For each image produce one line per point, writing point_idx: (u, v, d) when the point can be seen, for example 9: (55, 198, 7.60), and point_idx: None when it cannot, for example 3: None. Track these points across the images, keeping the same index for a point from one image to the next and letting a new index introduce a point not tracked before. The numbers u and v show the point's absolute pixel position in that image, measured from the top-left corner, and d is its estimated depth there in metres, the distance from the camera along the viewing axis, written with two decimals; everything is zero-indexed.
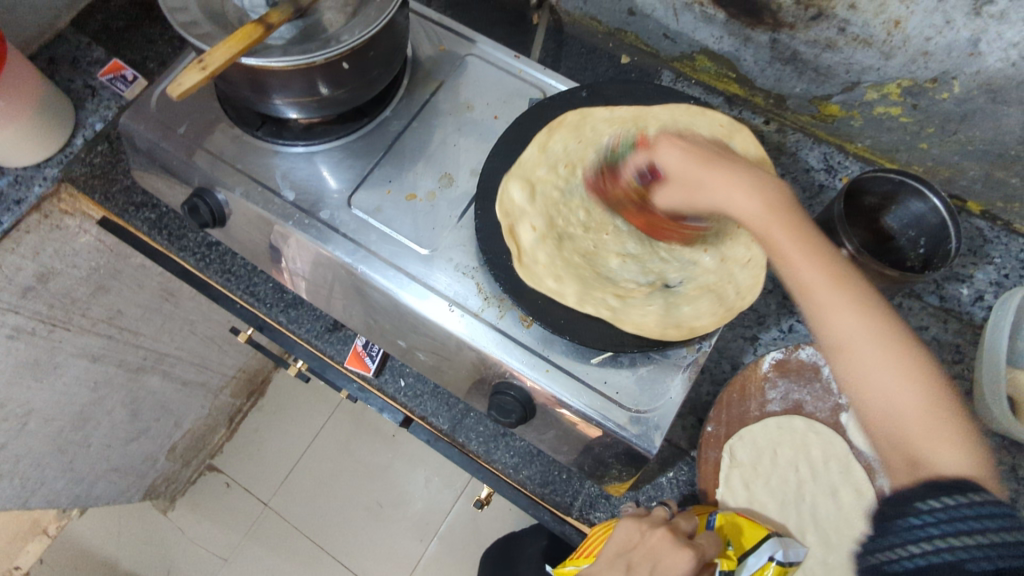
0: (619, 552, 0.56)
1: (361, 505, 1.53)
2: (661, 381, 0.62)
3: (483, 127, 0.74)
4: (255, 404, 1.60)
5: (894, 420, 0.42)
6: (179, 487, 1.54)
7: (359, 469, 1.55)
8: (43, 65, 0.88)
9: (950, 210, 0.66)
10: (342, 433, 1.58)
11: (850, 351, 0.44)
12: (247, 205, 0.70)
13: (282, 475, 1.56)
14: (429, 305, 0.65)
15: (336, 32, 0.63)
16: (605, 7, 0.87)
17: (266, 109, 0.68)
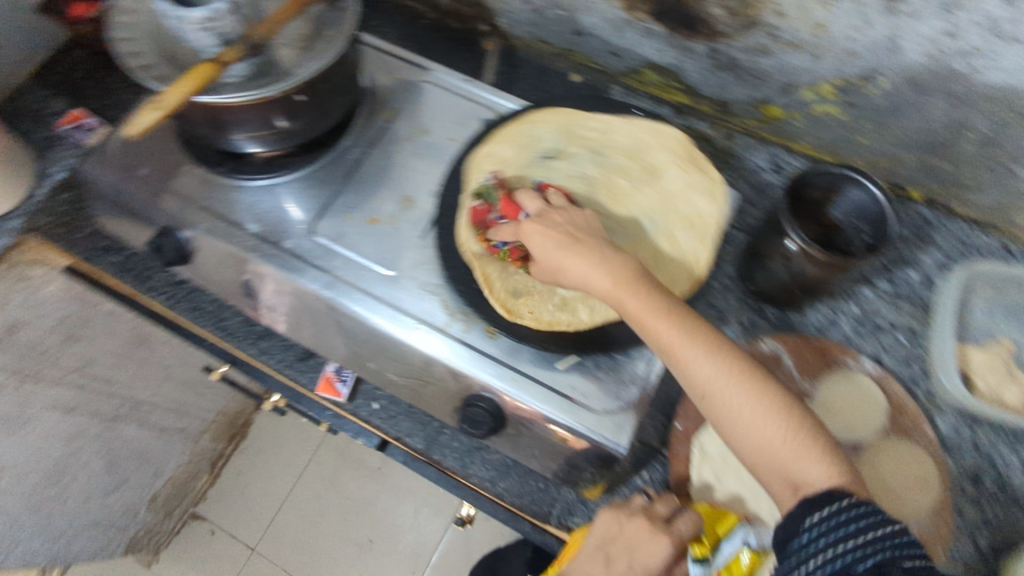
0: (599, 543, 0.59)
1: (351, 540, 1.50)
2: (628, 380, 0.64)
3: (440, 149, 0.76)
4: (238, 446, 1.58)
5: (778, 465, 0.52)
6: (162, 539, 1.49)
7: (347, 504, 1.53)
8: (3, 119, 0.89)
9: (887, 196, 0.69)
10: (327, 469, 1.56)
11: (736, 415, 0.53)
12: (211, 241, 0.71)
13: (268, 517, 1.54)
14: (396, 324, 0.66)
15: (291, 66, 0.65)
16: (551, 29, 0.91)
17: (225, 144, 0.70)
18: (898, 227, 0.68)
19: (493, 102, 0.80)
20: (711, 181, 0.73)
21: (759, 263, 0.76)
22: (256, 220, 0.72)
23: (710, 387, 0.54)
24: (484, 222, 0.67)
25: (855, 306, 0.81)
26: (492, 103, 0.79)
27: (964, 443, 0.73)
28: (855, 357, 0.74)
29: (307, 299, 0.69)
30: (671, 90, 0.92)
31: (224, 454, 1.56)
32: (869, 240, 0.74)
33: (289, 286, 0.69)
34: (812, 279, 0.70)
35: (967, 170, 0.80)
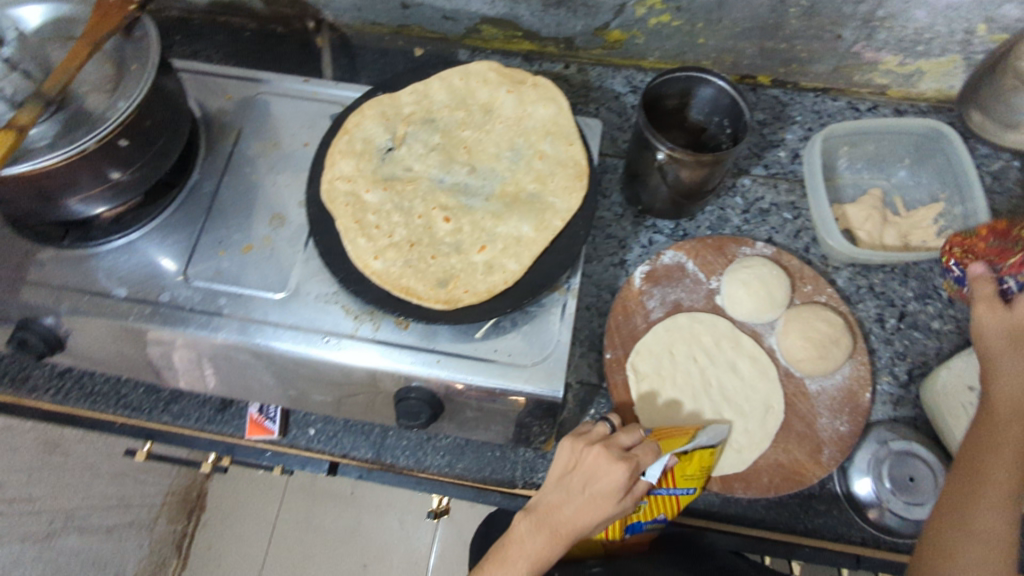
0: (562, 474, 0.59)
1: (345, 572, 1.47)
2: (546, 329, 0.65)
3: (297, 157, 0.73)
4: None
5: (967, 497, 0.55)
6: None
7: (330, 539, 1.49)
8: None
9: (734, 87, 0.72)
10: (299, 512, 1.51)
11: (1003, 444, 0.56)
12: (79, 319, 0.65)
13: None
14: (303, 345, 0.63)
15: (102, 112, 0.61)
16: (379, 9, 0.88)
17: (60, 215, 0.64)
18: (751, 111, 0.71)
19: (338, 96, 0.77)
20: (547, 90, 0.72)
21: (640, 182, 0.77)
22: (123, 283, 0.67)
23: (1001, 397, 0.58)
24: (362, 217, 0.65)
25: (738, 197, 0.84)
26: (338, 98, 0.77)
27: (862, 291, 0.79)
28: (750, 243, 0.78)
29: (203, 348, 0.65)
30: (514, 40, 0.91)
31: (189, 533, 1.46)
32: (732, 131, 0.76)
33: (180, 340, 0.65)
34: (691, 182, 0.72)
35: (799, 44, 0.84)
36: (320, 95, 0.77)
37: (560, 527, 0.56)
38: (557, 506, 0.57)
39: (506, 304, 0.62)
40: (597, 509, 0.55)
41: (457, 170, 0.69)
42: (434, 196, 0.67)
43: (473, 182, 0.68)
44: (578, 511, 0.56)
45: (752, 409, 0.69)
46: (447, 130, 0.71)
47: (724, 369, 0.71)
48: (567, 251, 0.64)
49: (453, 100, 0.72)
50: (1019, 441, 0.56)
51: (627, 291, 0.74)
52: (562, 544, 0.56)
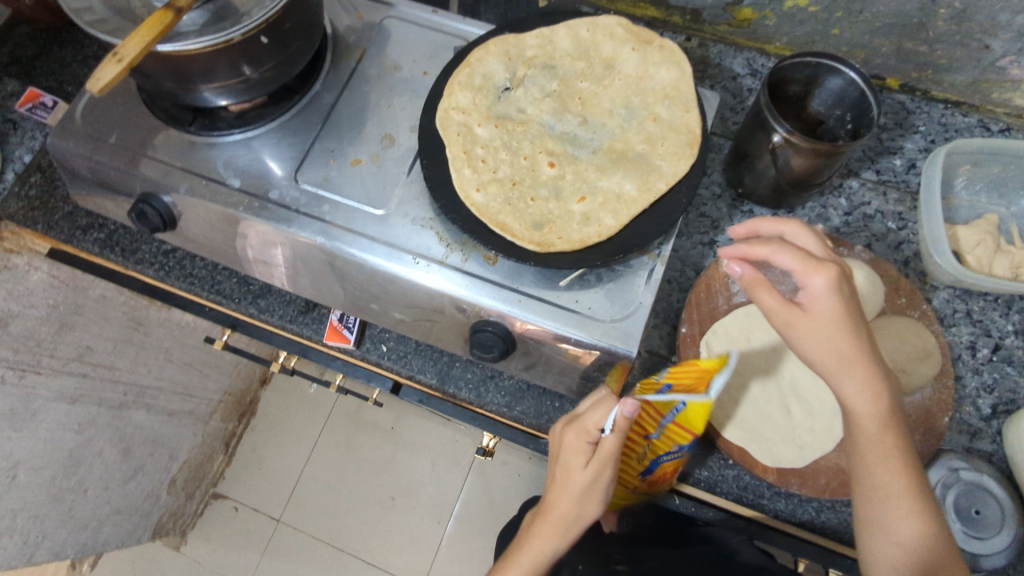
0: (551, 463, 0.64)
1: (374, 499, 1.53)
2: (630, 289, 0.65)
3: (415, 84, 0.75)
4: (248, 425, 1.60)
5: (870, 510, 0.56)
6: (188, 520, 1.52)
7: (364, 466, 1.56)
8: None
9: (868, 81, 0.69)
10: (340, 435, 1.58)
11: (874, 452, 0.56)
12: (194, 201, 0.70)
13: (289, 488, 1.56)
14: (394, 262, 0.65)
15: (249, 8, 0.63)
16: None
17: (194, 100, 0.68)
18: (881, 107, 0.68)
19: (463, 32, 0.78)
20: (671, 52, 0.71)
21: (747, 164, 0.76)
22: (238, 175, 0.70)
23: (865, 414, 0.55)
24: (470, 150, 0.68)
25: (843, 198, 0.82)
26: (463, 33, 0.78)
27: (958, 315, 0.76)
28: (849, 245, 0.75)
29: (301, 248, 0.69)
30: (640, 4, 0.90)
31: (238, 433, 1.57)
32: (853, 127, 0.74)
33: (282, 236, 0.68)
34: (801, 170, 0.70)
35: (942, 50, 0.80)
36: (446, 28, 0.79)
37: (550, 517, 0.59)
38: (547, 495, 0.61)
39: (596, 256, 0.63)
40: (569, 488, 0.59)
41: (569, 118, 0.70)
42: (542, 141, 0.69)
43: (583, 133, 0.70)
44: (557, 494, 0.60)
45: (821, 409, 0.69)
46: (566, 79, 0.72)
47: (797, 364, 0.71)
48: (666, 216, 0.64)
49: (576, 51, 0.73)
50: (888, 452, 0.55)
51: (713, 271, 0.73)
52: (555, 535, 0.59)
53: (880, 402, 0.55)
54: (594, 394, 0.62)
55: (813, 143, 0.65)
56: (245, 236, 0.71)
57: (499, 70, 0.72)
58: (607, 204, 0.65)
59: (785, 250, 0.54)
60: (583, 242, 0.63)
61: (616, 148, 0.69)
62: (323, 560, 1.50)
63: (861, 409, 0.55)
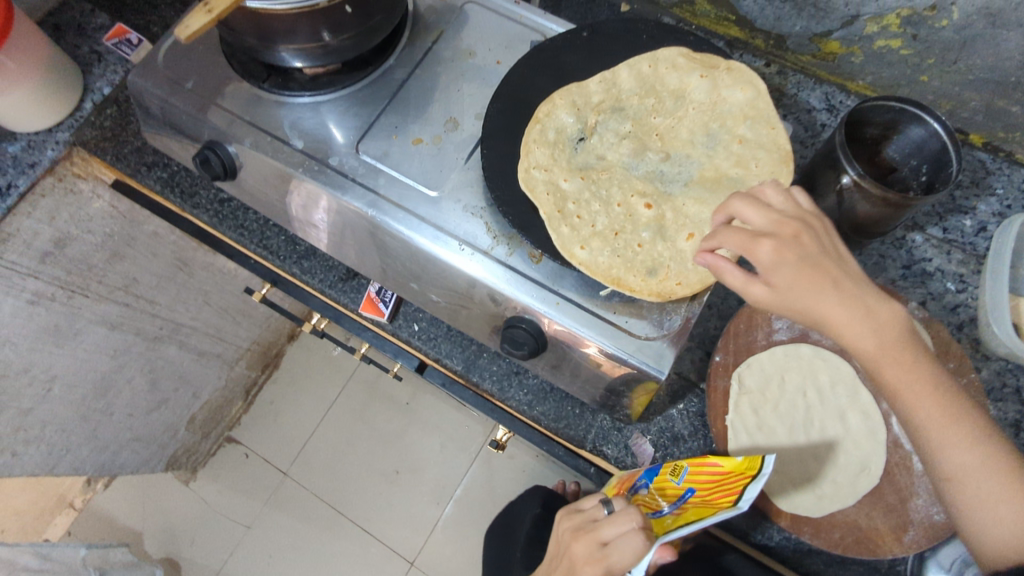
0: (552, 556, 0.65)
1: (379, 470, 1.56)
2: (671, 308, 0.64)
3: (486, 72, 0.75)
4: (270, 377, 1.64)
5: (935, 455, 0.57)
6: (200, 458, 1.57)
7: (375, 436, 1.58)
8: (49, 32, 0.89)
9: (951, 133, 0.67)
10: (356, 402, 1.61)
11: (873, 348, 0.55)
12: (257, 156, 0.71)
13: (299, 444, 1.59)
14: (440, 245, 0.66)
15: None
16: None
17: (272, 58, 0.69)
18: (961, 163, 0.65)
19: (542, 26, 0.78)
20: (741, 73, 0.69)
21: (811, 206, 0.74)
22: (302, 136, 0.72)
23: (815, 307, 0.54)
24: (563, 207, 0.65)
25: (903, 251, 0.79)
26: (542, 27, 0.77)
27: (1006, 390, 0.73)
28: (903, 300, 0.72)
29: (351, 217, 0.70)
30: (724, 22, 0.88)
31: (259, 383, 1.62)
32: (929, 181, 0.71)
33: (336, 202, 0.69)
34: (866, 216, 0.68)
35: None
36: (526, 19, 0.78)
37: None
38: None
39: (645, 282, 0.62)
40: None
41: (650, 157, 0.69)
42: (630, 185, 0.68)
43: (668, 169, 0.68)
44: None
45: (846, 462, 0.67)
46: (638, 118, 0.71)
47: (831, 415, 0.69)
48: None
49: (642, 88, 0.71)
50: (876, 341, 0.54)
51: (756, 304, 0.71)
52: None
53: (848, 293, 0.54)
54: (618, 522, 0.59)
55: (883, 192, 0.63)
56: (301, 196, 0.72)
57: (567, 118, 0.69)
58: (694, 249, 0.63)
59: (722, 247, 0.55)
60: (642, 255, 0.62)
61: (707, 181, 0.67)
62: (321, 519, 1.54)
63: (852, 328, 0.54)
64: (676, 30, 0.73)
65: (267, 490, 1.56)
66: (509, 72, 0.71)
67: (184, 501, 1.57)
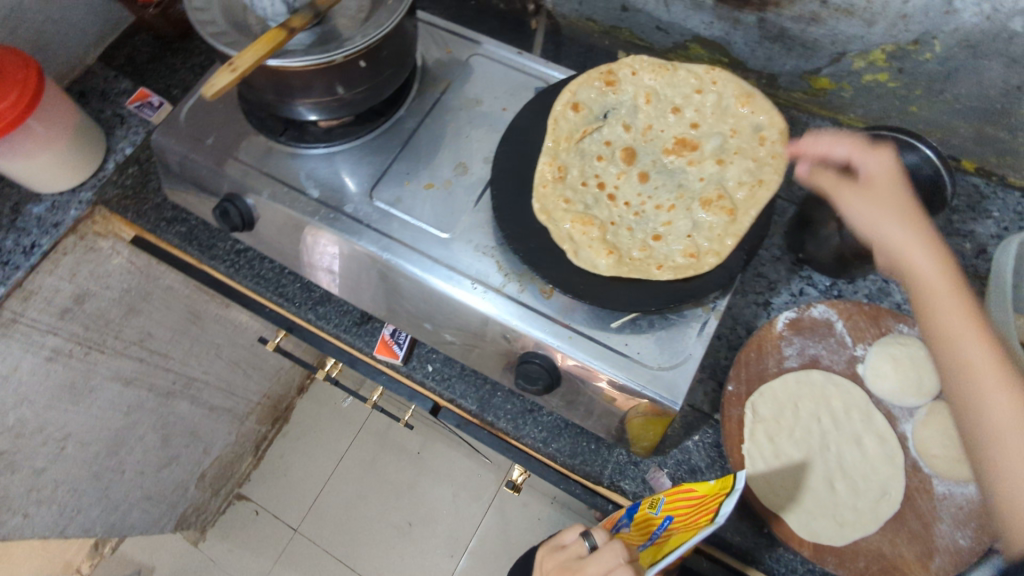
0: None
1: (391, 522, 1.53)
2: (681, 338, 0.65)
3: (492, 118, 0.79)
4: (281, 430, 1.63)
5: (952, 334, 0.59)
6: (209, 517, 1.54)
7: (386, 487, 1.56)
8: (75, 98, 0.94)
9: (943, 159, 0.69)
10: (367, 453, 1.59)
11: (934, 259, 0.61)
12: (274, 206, 0.74)
13: (310, 499, 1.57)
14: (453, 284, 0.68)
15: (350, 36, 0.68)
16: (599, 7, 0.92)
17: (288, 112, 0.73)
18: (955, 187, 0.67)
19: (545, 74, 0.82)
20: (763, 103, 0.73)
21: (812, 231, 0.76)
22: (317, 185, 0.74)
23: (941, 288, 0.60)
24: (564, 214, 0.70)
25: None
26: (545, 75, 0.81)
27: None
28: (910, 323, 0.73)
29: (365, 259, 0.71)
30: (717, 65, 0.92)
31: (269, 437, 1.61)
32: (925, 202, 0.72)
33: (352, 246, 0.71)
34: (867, 242, 0.70)
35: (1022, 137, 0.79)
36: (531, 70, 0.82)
37: None
38: None
39: (654, 302, 0.63)
40: None
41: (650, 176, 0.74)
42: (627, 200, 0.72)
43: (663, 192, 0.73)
44: None
45: (867, 489, 0.66)
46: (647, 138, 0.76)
47: (847, 439, 0.69)
48: (726, 270, 0.65)
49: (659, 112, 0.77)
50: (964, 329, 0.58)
51: (766, 331, 0.73)
52: None
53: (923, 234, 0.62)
54: (605, 553, 0.62)
55: (881, 217, 0.65)
56: (314, 241, 0.74)
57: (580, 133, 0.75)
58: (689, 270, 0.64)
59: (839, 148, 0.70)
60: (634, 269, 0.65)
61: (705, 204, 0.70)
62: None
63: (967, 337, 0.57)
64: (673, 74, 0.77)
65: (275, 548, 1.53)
66: (515, 118, 0.75)
67: (192, 563, 1.53)
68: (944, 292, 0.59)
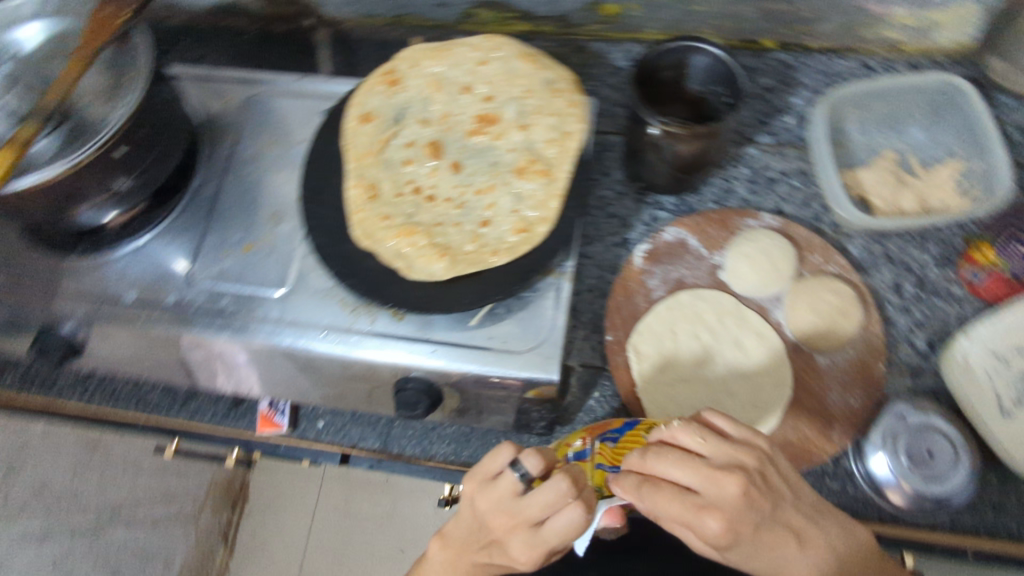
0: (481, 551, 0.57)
1: (384, 556, 1.51)
2: (541, 314, 0.64)
3: (293, 155, 0.75)
4: (242, 512, 1.56)
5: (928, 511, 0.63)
6: None
7: (368, 525, 1.54)
8: None
9: (729, 52, 0.69)
10: (337, 501, 1.55)
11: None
12: (97, 325, 0.67)
13: (296, 565, 1.53)
14: (303, 340, 0.64)
15: (105, 117, 0.63)
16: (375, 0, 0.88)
17: (71, 224, 0.66)
18: (747, 76, 0.68)
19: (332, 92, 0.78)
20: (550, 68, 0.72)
21: (640, 160, 0.76)
22: (131, 286, 0.69)
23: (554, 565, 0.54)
24: (379, 232, 0.64)
25: (745, 168, 0.82)
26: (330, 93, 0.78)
27: (877, 258, 0.76)
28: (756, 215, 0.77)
29: (209, 348, 0.66)
30: (510, 22, 0.90)
31: (232, 521, 1.54)
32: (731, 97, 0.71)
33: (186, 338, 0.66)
34: (689, 156, 0.71)
35: (803, 3, 0.81)
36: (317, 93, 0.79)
37: None
38: None
39: (503, 291, 0.61)
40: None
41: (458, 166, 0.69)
42: (443, 199, 0.67)
43: (478, 180, 0.68)
44: None
45: (761, 386, 0.68)
46: (447, 132, 0.71)
47: (729, 345, 0.70)
48: (561, 232, 0.63)
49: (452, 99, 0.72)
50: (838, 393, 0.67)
51: (627, 271, 0.74)
52: None
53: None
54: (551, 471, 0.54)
55: (689, 129, 0.65)
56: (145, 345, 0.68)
57: (378, 145, 0.70)
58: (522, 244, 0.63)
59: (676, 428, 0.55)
60: (475, 261, 0.62)
61: (524, 180, 0.66)
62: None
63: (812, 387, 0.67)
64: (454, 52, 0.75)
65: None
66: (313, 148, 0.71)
67: None
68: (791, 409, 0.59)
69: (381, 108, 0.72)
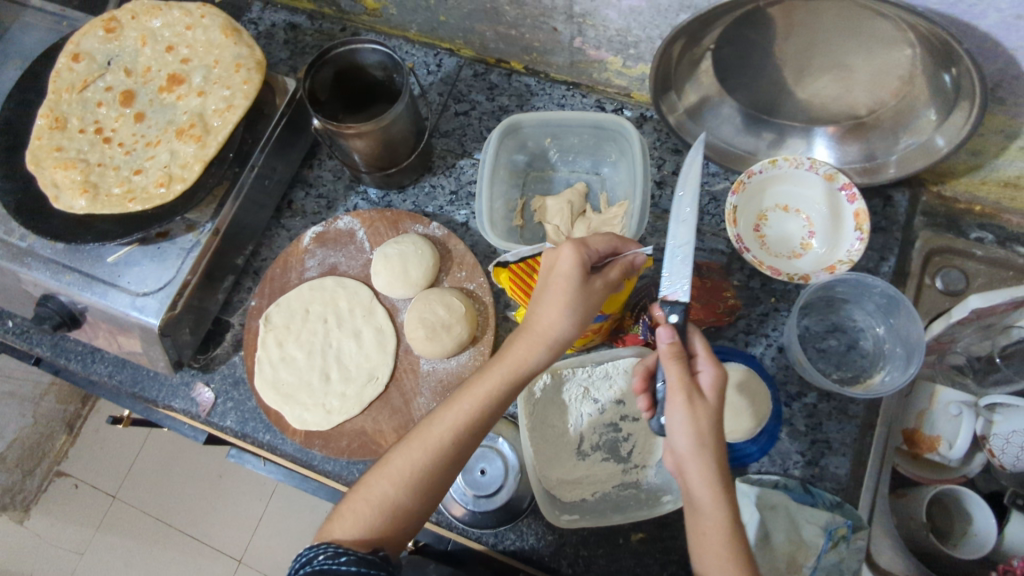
0: (550, 276, 0.62)
1: None
2: (523, 498, 0.76)
3: (510, 203, 0.89)
4: (144, 448, 1.59)
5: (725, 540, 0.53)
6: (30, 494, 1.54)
7: (241, 512, 1.53)
8: (246, 25, 1.06)
9: (845, 451, 0.75)
10: (261, 505, 1.53)
11: (682, 465, 0.56)
12: (313, 216, 0.93)
13: (155, 517, 1.53)
14: (386, 326, 0.83)
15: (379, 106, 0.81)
16: (680, 156, 0.88)
17: (337, 152, 0.87)
18: (875, 495, 0.75)
19: (598, 167, 0.90)
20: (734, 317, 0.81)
21: None
22: (352, 214, 0.87)
23: (709, 513, 0.54)
24: (480, 318, 0.81)
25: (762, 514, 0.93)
26: (596, 170, 0.90)
27: None
28: None
29: (342, 276, 0.85)
30: None
31: (82, 414, 1.62)
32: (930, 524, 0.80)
33: (329, 277, 0.85)
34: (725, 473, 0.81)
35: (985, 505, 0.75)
36: (601, 125, 0.84)
37: (533, 333, 0.62)
38: (538, 301, 0.62)
39: (531, 479, 0.73)
40: (563, 311, 0.61)
41: None
42: None
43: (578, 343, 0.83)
44: (547, 311, 0.61)
45: None
46: None
47: None
48: (583, 437, 0.77)
49: None
50: (483, 402, 0.61)
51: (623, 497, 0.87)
52: (539, 349, 0.62)
53: (700, 439, 0.54)
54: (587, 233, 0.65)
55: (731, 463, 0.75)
56: (317, 230, 0.87)
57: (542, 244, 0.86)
58: (558, 411, 0.78)
59: (691, 482, 0.55)
60: (528, 394, 0.76)
61: (603, 373, 0.79)
62: None
63: (544, 312, 0.62)
64: (693, 247, 0.84)
65: (79, 401, 1.62)
66: (514, 224, 0.87)
67: (16, 539, 1.52)
68: (716, 495, 0.53)
69: (570, 218, 0.84)
